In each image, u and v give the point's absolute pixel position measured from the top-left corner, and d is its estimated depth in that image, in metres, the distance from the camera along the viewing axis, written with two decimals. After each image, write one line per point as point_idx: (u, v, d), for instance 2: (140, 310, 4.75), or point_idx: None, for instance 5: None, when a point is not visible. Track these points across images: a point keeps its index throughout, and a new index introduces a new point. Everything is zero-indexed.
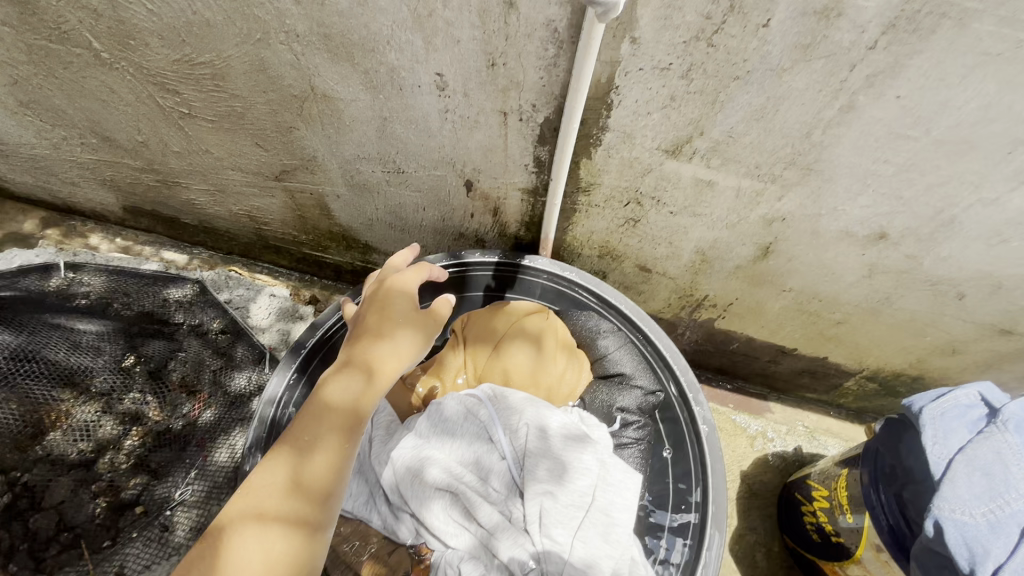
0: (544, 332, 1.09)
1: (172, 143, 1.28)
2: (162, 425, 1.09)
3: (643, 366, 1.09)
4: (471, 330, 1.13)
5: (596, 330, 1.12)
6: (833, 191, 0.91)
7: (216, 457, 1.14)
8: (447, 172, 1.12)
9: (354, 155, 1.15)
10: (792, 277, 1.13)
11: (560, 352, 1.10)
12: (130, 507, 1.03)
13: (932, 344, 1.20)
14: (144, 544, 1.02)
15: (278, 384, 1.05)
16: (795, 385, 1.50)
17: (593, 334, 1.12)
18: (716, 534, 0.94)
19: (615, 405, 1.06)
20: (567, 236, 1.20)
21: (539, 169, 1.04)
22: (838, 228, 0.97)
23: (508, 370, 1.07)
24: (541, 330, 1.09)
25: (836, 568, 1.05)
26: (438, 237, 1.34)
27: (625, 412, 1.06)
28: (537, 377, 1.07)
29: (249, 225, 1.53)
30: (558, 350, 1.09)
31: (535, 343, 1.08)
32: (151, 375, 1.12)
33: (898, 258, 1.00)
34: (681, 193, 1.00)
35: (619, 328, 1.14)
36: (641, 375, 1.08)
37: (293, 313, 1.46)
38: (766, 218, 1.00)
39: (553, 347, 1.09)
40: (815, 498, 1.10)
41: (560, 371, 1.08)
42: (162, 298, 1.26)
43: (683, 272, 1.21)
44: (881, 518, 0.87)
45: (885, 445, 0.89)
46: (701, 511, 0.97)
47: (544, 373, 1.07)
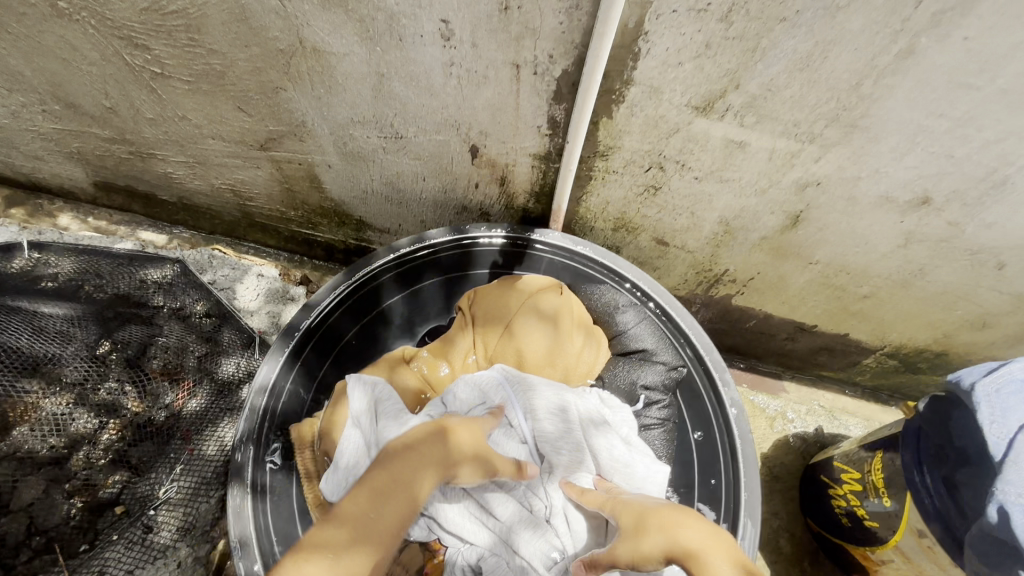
0: (560, 310, 1.00)
1: (144, 109, 1.16)
2: (143, 416, 1.00)
3: (664, 341, 1.04)
4: (479, 309, 1.04)
5: (613, 305, 1.06)
6: (878, 150, 0.83)
7: (205, 451, 1.06)
8: (450, 136, 1.02)
9: (347, 120, 1.05)
10: (820, 249, 1.06)
11: (576, 331, 1.02)
12: (110, 506, 0.94)
13: (961, 318, 1.14)
14: (126, 546, 0.94)
15: (269, 371, 0.95)
16: (810, 364, 1.45)
17: (610, 309, 1.06)
18: (749, 523, 0.89)
19: (638, 382, 1.01)
20: (581, 207, 1.11)
21: (552, 131, 0.95)
22: (877, 192, 0.90)
23: (524, 352, 0.99)
24: (557, 308, 1.00)
25: (867, 553, 1.00)
26: (439, 211, 1.24)
27: (649, 391, 1.00)
28: (553, 359, 1.00)
29: (232, 200, 1.42)
30: (575, 329, 1.02)
31: (552, 323, 1.00)
32: (129, 363, 1.02)
33: (939, 226, 0.93)
34: (708, 156, 0.92)
35: (638, 302, 1.07)
36: (662, 350, 1.03)
37: (283, 296, 1.35)
38: (799, 182, 0.92)
39: (570, 325, 1.01)
40: (844, 480, 1.05)
41: (579, 352, 1.02)
42: (139, 279, 1.15)
43: (703, 245, 1.14)
44: (927, 498, 0.82)
45: (930, 424, 0.83)
46: (734, 497, 0.91)
47: (561, 354, 1.00)
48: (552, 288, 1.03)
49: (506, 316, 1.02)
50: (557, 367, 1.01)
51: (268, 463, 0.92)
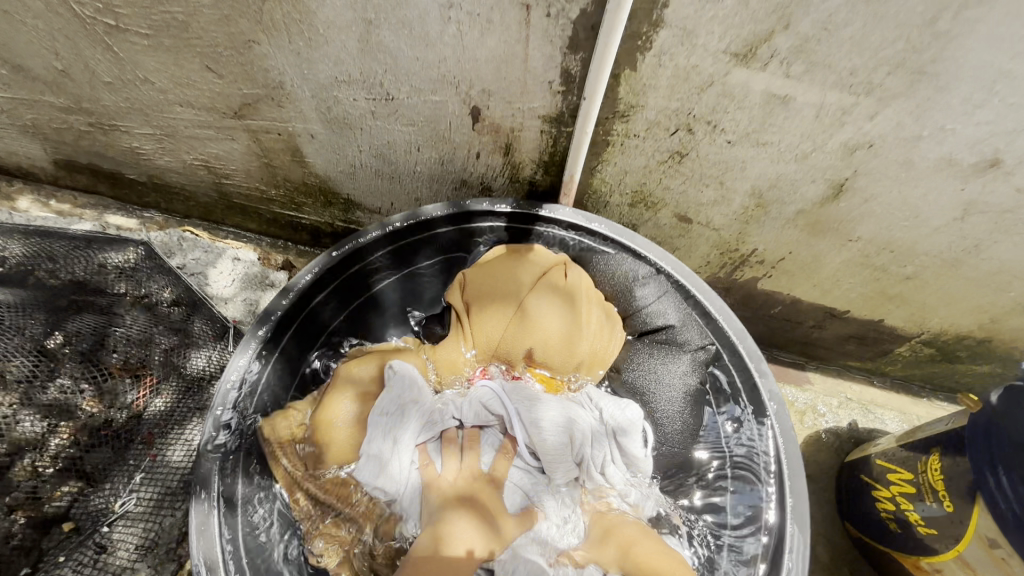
0: (567, 290, 0.95)
1: (101, 71, 1.02)
2: (100, 419, 0.87)
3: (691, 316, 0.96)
4: (473, 291, 0.95)
5: (633, 277, 1.00)
6: (946, 103, 0.71)
7: (169, 457, 0.95)
8: (448, 96, 0.89)
9: (330, 79, 0.91)
10: (863, 224, 0.95)
11: (592, 312, 0.97)
12: (57, 523, 0.81)
13: (1013, 301, 1.04)
14: (75, 570, 0.81)
15: (238, 362, 0.82)
16: (837, 353, 1.34)
17: (630, 281, 1.00)
18: (795, 528, 0.78)
19: (660, 366, 0.97)
20: (595, 179, 1.00)
21: (565, 87, 0.82)
22: (938, 154, 0.79)
23: (536, 338, 0.92)
24: (563, 290, 0.95)
25: (919, 564, 0.90)
26: (435, 186, 1.12)
27: (674, 374, 0.96)
28: (569, 337, 0.93)
29: (206, 178, 1.28)
30: (591, 311, 0.96)
31: (562, 304, 0.93)
32: (85, 357, 0.88)
33: (1005, 194, 0.82)
34: (746, 115, 0.80)
35: (660, 273, 0.97)
36: (689, 328, 0.96)
37: (261, 281, 1.22)
38: (848, 145, 0.81)
39: (582, 303, 0.95)
40: (891, 482, 0.95)
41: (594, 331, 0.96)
42: (97, 263, 1.02)
43: (730, 221, 1.02)
44: (1003, 502, 0.72)
45: (1006, 417, 0.72)
46: (778, 506, 0.80)
47: (574, 334, 0.93)
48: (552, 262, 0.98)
49: (511, 301, 0.93)
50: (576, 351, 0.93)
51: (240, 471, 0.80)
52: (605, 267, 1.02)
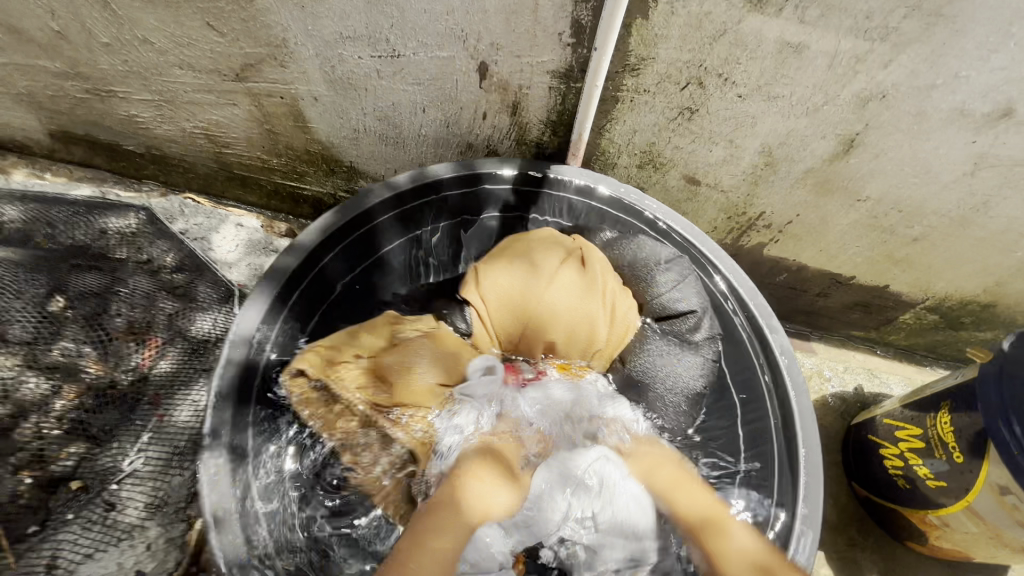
0: (592, 274, 0.90)
1: (98, 31, 1.00)
2: (104, 380, 0.86)
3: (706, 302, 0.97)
4: (484, 265, 0.91)
5: (652, 261, 0.97)
6: (961, 47, 0.71)
7: (176, 417, 0.92)
8: (456, 51, 0.88)
9: (334, 35, 0.89)
10: (872, 182, 0.94)
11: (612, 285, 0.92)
12: (63, 483, 0.79)
13: (1019, 262, 1.04)
14: (83, 528, 0.79)
15: (252, 319, 0.82)
16: (841, 322, 1.35)
17: (649, 266, 0.97)
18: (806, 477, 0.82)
19: (677, 369, 0.92)
20: (602, 139, 0.99)
21: (576, 39, 0.81)
22: (951, 104, 0.78)
23: (556, 326, 0.86)
24: (588, 273, 0.89)
25: (925, 516, 0.91)
26: (441, 151, 1.11)
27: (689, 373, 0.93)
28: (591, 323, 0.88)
29: (206, 147, 1.26)
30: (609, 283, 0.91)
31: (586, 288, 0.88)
32: (88, 321, 0.86)
33: (1017, 146, 0.82)
34: (759, 66, 0.79)
35: (682, 255, 0.98)
36: (705, 315, 0.96)
37: (264, 247, 1.21)
38: (861, 96, 0.80)
39: (604, 285, 0.90)
40: (898, 438, 0.95)
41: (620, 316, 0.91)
42: (99, 229, 1.01)
43: (738, 182, 1.02)
44: (1018, 452, 0.72)
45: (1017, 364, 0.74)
46: (790, 457, 0.84)
47: (595, 323, 0.88)
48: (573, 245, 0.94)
49: (530, 285, 0.86)
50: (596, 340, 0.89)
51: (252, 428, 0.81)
52: (624, 251, 1.00)
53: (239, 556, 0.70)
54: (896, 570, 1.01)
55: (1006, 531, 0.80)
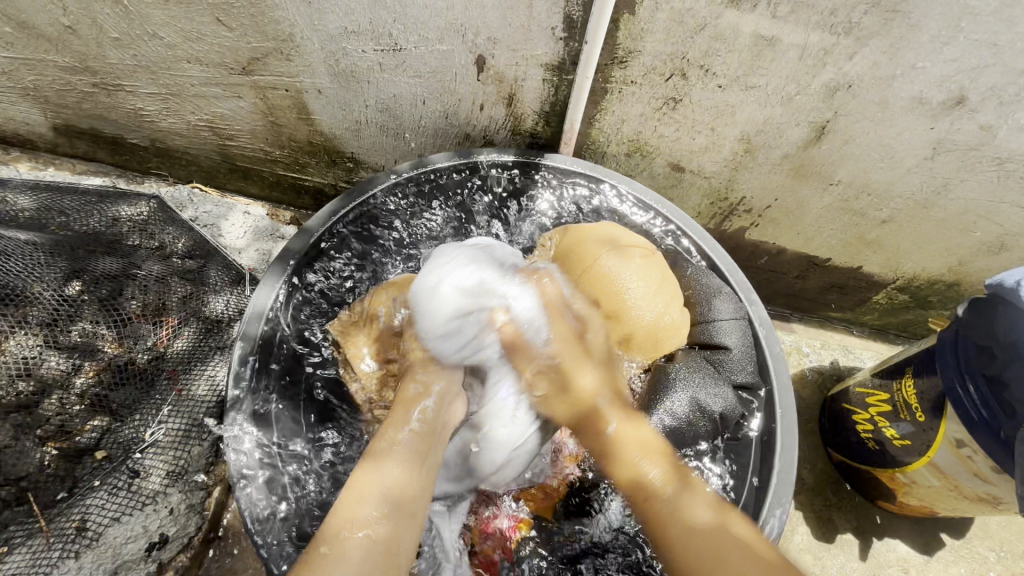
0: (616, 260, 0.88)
1: (108, 26, 1.04)
2: (123, 358, 0.90)
3: (749, 344, 0.94)
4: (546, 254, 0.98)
5: (714, 290, 0.97)
6: (916, 41, 0.78)
7: (194, 391, 0.97)
8: (455, 46, 0.93)
9: (340, 30, 0.94)
10: (843, 166, 1.02)
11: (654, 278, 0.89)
12: (88, 453, 0.84)
13: (979, 242, 1.11)
14: (110, 493, 0.86)
15: (266, 297, 0.88)
16: (819, 304, 1.43)
17: (711, 293, 0.96)
18: (781, 420, 0.89)
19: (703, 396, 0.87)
20: (593, 129, 1.06)
21: (568, 34, 0.87)
22: (910, 93, 0.86)
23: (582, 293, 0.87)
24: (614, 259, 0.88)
25: (894, 475, 0.98)
26: (439, 141, 1.16)
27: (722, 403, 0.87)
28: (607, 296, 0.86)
29: (210, 139, 1.30)
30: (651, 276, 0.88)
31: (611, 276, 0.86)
32: (105, 303, 0.90)
33: (971, 131, 0.89)
34: (736, 57, 0.86)
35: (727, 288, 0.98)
36: (748, 354, 0.92)
37: (271, 233, 1.28)
38: (829, 86, 0.87)
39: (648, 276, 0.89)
40: (869, 404, 1.02)
41: (646, 302, 0.86)
42: (111, 216, 1.05)
43: (721, 168, 1.09)
44: (971, 409, 0.79)
45: (969, 327, 0.81)
46: (767, 412, 0.90)
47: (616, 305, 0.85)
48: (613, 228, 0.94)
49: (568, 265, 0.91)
50: (623, 323, 0.86)
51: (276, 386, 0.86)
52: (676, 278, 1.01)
53: (264, 510, 0.75)
54: (869, 527, 1.09)
55: (963, 482, 0.86)
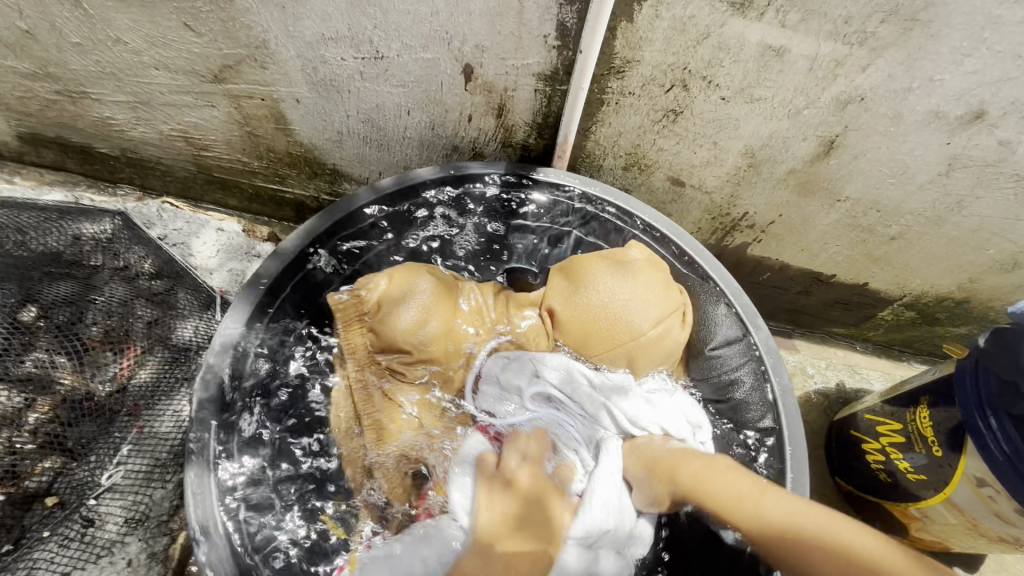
0: (649, 324, 0.84)
1: (68, 31, 0.97)
2: (79, 392, 0.82)
3: (757, 379, 0.91)
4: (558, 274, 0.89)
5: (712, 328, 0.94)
6: (934, 53, 0.73)
7: (157, 427, 0.90)
8: (440, 53, 0.87)
9: (316, 36, 0.87)
10: (852, 182, 0.96)
11: (666, 314, 0.86)
12: (38, 499, 0.78)
13: (991, 259, 1.06)
14: (60, 545, 0.78)
15: (234, 325, 0.82)
16: (822, 320, 1.37)
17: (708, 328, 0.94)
18: (791, 447, 0.85)
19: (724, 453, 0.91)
20: (589, 141, 1.00)
21: (561, 42, 0.81)
22: (926, 107, 0.80)
23: (595, 350, 0.85)
24: (652, 323, 0.84)
25: (907, 510, 0.93)
26: (425, 154, 1.10)
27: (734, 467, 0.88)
28: (644, 354, 0.85)
29: (184, 149, 1.23)
30: (659, 313, 0.85)
31: (657, 341, 0.85)
32: (61, 331, 0.83)
33: (988, 147, 0.84)
34: (740, 68, 0.80)
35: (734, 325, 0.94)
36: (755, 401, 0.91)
37: (245, 252, 1.21)
38: (840, 99, 0.82)
39: (661, 314, 0.85)
40: (881, 434, 0.97)
41: (650, 328, 0.84)
42: (72, 234, 0.98)
43: (722, 183, 1.03)
44: (994, 447, 0.74)
45: (991, 357, 0.76)
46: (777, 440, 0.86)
47: (644, 356, 0.86)
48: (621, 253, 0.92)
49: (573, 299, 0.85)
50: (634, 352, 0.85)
51: (254, 418, 0.83)
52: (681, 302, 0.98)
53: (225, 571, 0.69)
54: None
55: (984, 522, 0.80)
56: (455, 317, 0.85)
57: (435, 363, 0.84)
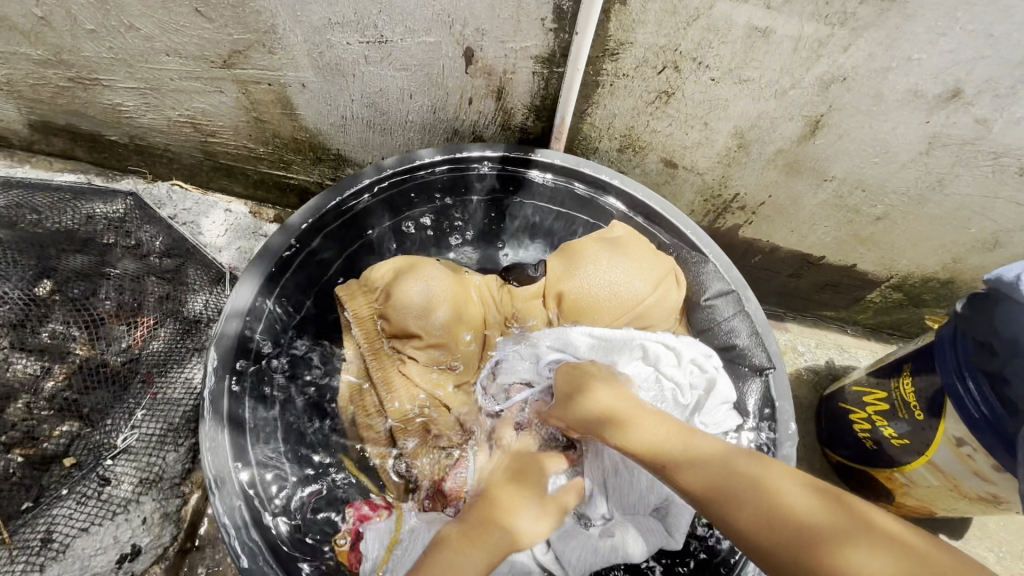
0: (647, 290, 0.89)
1: (83, 17, 1.00)
2: (94, 361, 0.86)
3: (754, 334, 0.95)
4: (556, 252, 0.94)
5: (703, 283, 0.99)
6: (911, 32, 0.77)
7: (169, 394, 0.95)
8: (442, 36, 0.90)
9: (322, 21, 0.91)
10: (837, 162, 1.00)
11: (659, 275, 0.91)
12: (56, 460, 0.81)
13: (973, 238, 1.10)
14: (79, 502, 0.83)
15: (246, 294, 0.86)
16: (813, 303, 1.41)
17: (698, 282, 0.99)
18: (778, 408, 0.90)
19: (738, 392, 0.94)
20: (584, 124, 1.04)
21: (558, 25, 0.85)
22: (906, 86, 0.84)
23: (604, 321, 0.89)
24: (649, 287, 0.89)
25: (892, 475, 0.96)
26: (427, 137, 1.14)
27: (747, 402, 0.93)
28: (648, 321, 0.91)
29: (192, 136, 1.27)
30: (653, 274, 0.90)
31: (657, 302, 0.90)
32: (76, 304, 0.85)
33: (966, 125, 0.88)
34: (729, 49, 0.84)
35: (728, 288, 0.98)
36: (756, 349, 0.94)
37: (252, 230, 1.31)
38: (824, 79, 0.86)
39: (654, 275, 0.90)
40: (868, 403, 1.00)
41: (645, 291, 0.89)
42: (86, 213, 1.01)
43: (714, 164, 1.07)
44: (972, 407, 0.78)
45: (969, 322, 0.79)
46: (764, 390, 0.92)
47: (650, 320, 0.92)
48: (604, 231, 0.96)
49: (569, 273, 0.89)
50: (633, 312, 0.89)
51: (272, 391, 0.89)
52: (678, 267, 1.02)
53: (241, 519, 0.76)
54: None
55: (964, 483, 0.84)
56: (463, 298, 0.91)
57: (444, 349, 0.89)
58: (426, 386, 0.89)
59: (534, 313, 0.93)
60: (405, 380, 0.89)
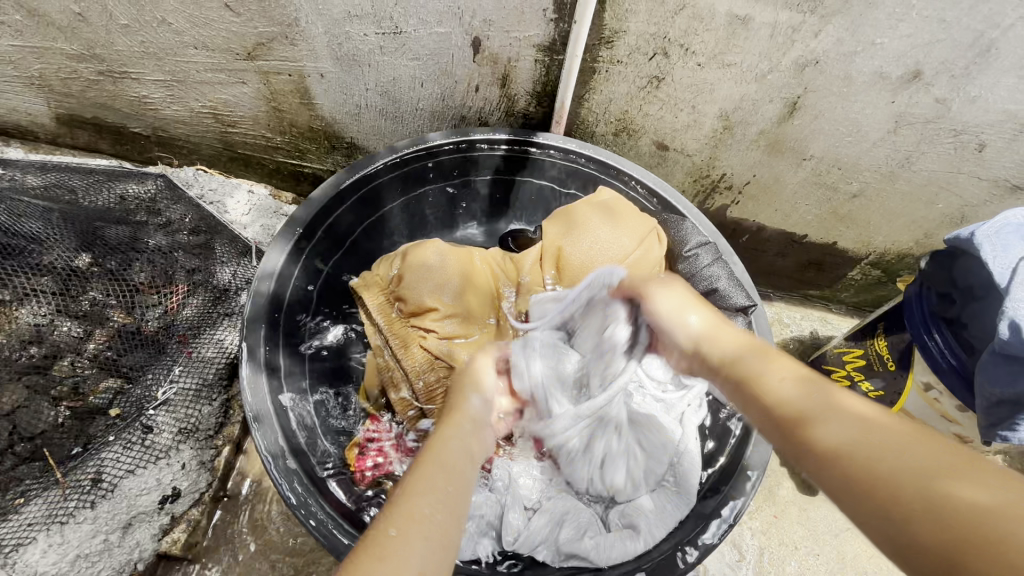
0: (633, 245, 1.00)
1: (118, 13, 1.07)
2: (132, 327, 0.92)
3: (737, 285, 1.02)
4: (551, 227, 1.05)
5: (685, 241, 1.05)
6: (874, 19, 0.86)
7: (203, 353, 1.04)
8: (453, 27, 0.99)
9: (342, 14, 0.98)
10: (814, 141, 1.09)
11: (642, 231, 1.02)
12: (102, 412, 0.89)
13: (942, 214, 1.19)
14: (125, 447, 0.92)
15: (275, 258, 0.95)
16: (799, 282, 1.50)
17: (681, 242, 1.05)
18: None
19: None
20: (582, 108, 1.13)
21: (558, 15, 0.93)
22: (872, 69, 0.93)
23: None
24: (635, 244, 1.00)
25: None
26: (436, 123, 1.23)
27: None
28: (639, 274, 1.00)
29: (213, 126, 1.35)
30: (637, 231, 1.01)
31: (643, 257, 1.00)
32: (114, 276, 0.91)
33: (927, 104, 0.97)
34: (712, 36, 0.93)
35: (709, 242, 1.05)
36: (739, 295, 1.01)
37: (272, 210, 1.43)
38: (799, 62, 0.95)
39: (638, 232, 1.01)
40: (845, 362, 1.09)
41: (631, 246, 1.00)
42: (118, 194, 1.08)
43: (702, 145, 1.17)
44: (936, 356, 0.85)
45: (932, 278, 0.89)
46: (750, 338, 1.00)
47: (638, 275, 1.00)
48: (592, 198, 1.05)
49: (566, 237, 1.01)
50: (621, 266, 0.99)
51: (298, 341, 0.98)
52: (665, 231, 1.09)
53: (278, 449, 0.86)
54: None
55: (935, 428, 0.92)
56: (470, 267, 1.01)
57: (459, 317, 0.98)
58: (443, 352, 0.95)
59: (534, 275, 1.04)
60: (425, 351, 0.95)
